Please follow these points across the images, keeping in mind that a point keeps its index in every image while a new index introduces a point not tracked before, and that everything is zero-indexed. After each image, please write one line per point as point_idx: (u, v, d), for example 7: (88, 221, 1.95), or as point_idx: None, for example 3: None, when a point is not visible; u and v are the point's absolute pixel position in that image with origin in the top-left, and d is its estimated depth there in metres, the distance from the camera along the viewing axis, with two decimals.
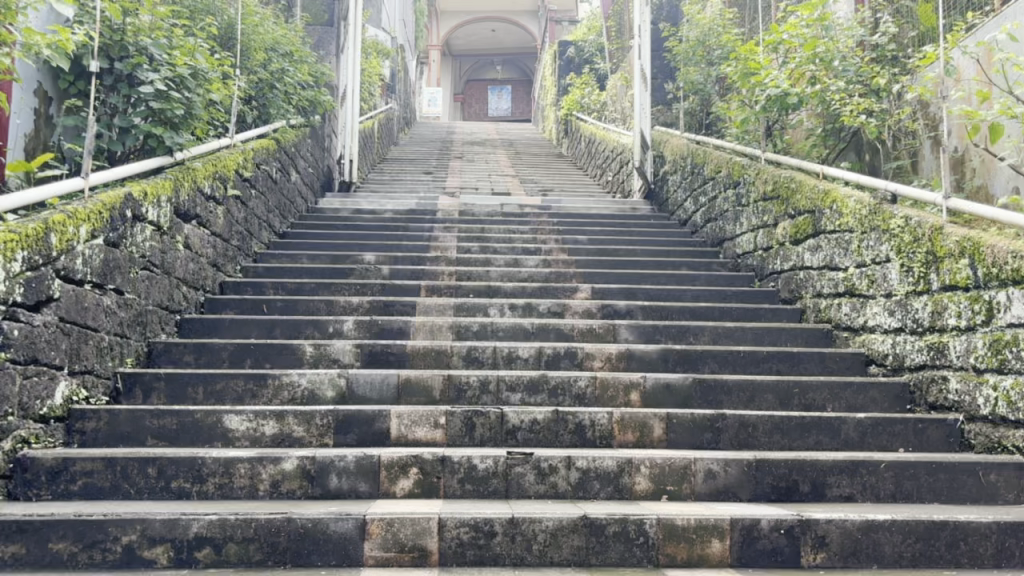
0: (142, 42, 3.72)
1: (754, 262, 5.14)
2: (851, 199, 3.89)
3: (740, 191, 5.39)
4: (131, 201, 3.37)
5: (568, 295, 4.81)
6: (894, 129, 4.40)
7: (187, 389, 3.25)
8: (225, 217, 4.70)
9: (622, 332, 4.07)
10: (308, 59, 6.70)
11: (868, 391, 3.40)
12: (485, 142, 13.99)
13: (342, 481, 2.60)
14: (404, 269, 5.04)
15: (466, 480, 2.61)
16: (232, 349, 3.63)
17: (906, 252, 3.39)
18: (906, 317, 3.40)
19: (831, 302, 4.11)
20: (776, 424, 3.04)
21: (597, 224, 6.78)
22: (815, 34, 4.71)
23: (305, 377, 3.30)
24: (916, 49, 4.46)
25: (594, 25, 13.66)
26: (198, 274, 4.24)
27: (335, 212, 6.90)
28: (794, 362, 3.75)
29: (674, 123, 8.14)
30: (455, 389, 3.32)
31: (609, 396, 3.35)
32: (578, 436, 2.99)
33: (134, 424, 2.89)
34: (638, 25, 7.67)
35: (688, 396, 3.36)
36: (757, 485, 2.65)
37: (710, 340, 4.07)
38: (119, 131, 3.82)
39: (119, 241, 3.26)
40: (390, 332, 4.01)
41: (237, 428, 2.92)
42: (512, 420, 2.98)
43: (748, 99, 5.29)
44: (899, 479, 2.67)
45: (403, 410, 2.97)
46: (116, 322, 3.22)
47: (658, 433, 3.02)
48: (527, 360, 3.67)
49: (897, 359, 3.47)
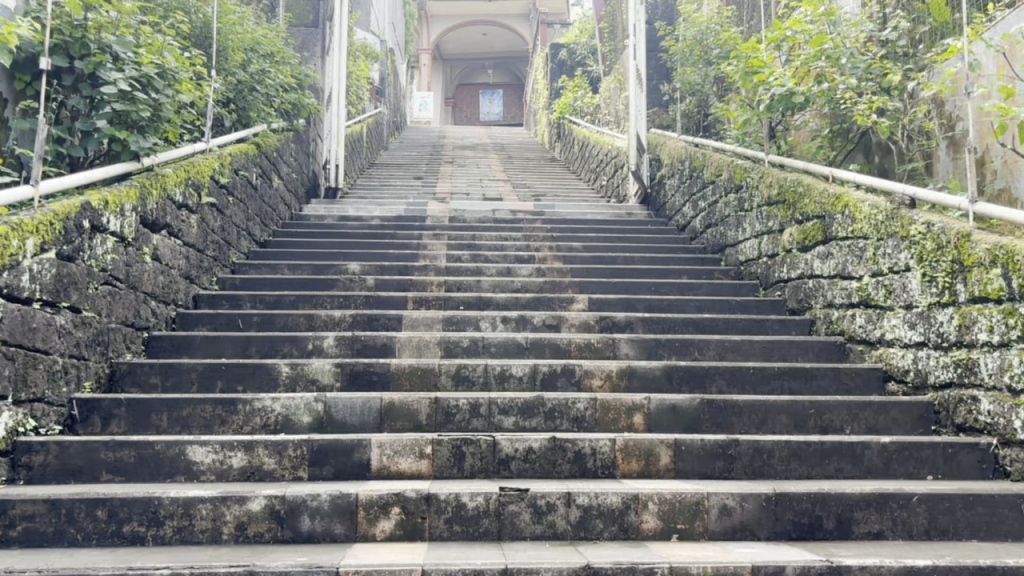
0: (105, 38, 3.47)
1: (759, 269, 4.89)
2: (866, 204, 3.64)
3: (742, 195, 5.15)
4: (91, 210, 3.11)
5: (564, 307, 4.54)
6: (908, 129, 4.15)
7: (150, 416, 2.98)
8: (199, 227, 4.43)
9: (622, 347, 3.81)
10: (291, 60, 6.44)
11: (888, 410, 3.15)
12: (477, 147, 13.74)
13: (315, 522, 2.33)
14: (390, 280, 4.77)
15: (454, 521, 2.35)
16: (202, 370, 3.36)
17: (928, 261, 3.15)
18: (929, 331, 3.15)
19: (843, 313, 3.86)
20: (794, 450, 2.77)
21: (593, 231, 6.53)
22: (821, 30, 4.49)
23: (279, 403, 3.03)
24: (929, 44, 4.21)
25: (586, 27, 13.45)
26: (168, 288, 3.96)
27: (320, 219, 6.63)
28: (808, 379, 3.50)
29: (669, 125, 7.91)
30: (443, 413, 3.05)
31: (611, 418, 3.10)
32: (578, 466, 2.72)
33: (87, 458, 2.61)
34: (633, 24, 7.42)
35: (695, 419, 3.10)
36: (776, 523, 2.39)
37: (716, 354, 3.82)
38: (81, 136, 3.56)
39: (75, 254, 2.98)
40: (374, 349, 3.76)
41: (202, 460, 2.64)
42: (504, 449, 2.71)
43: (750, 99, 5.05)
44: (933, 513, 2.41)
45: (385, 439, 2.70)
46: (71, 343, 2.95)
47: (666, 461, 2.75)
48: (521, 380, 3.42)
49: (920, 376, 3.22)
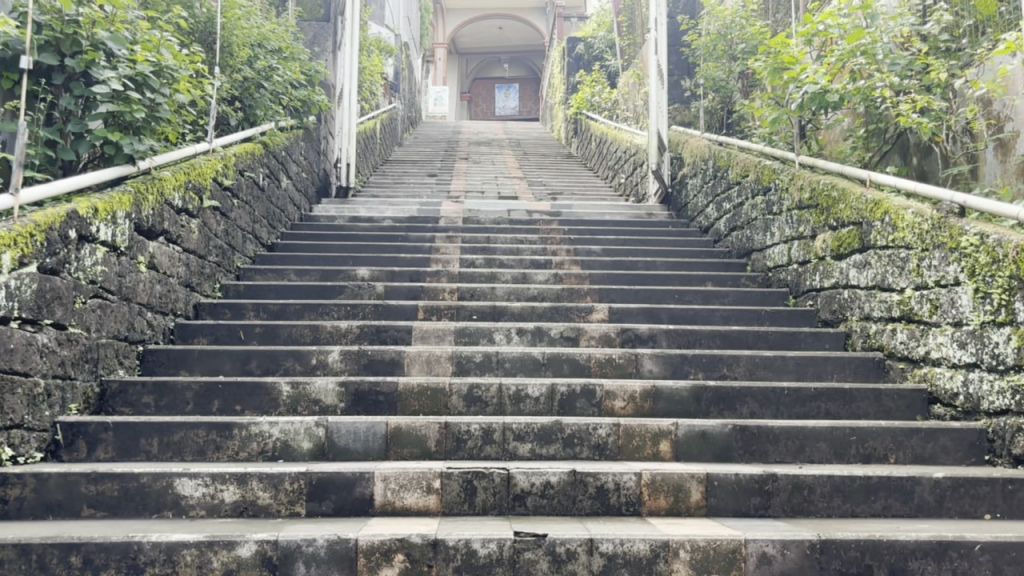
0: (97, 35, 3.27)
1: (789, 277, 4.64)
2: (908, 211, 3.38)
3: (771, 198, 4.90)
4: (78, 219, 2.89)
5: (583, 318, 4.30)
6: (953, 131, 3.87)
7: (139, 441, 2.78)
8: (200, 232, 4.23)
9: (646, 363, 3.58)
10: (300, 56, 6.23)
11: (937, 439, 2.90)
12: (491, 142, 13.49)
13: (311, 571, 2.12)
14: (400, 287, 4.56)
15: (463, 570, 2.13)
16: (197, 390, 3.16)
17: (981, 276, 2.89)
18: (981, 352, 2.89)
19: (883, 328, 3.60)
20: (836, 485, 2.53)
21: (612, 233, 6.30)
22: (856, 24, 4.23)
23: (278, 427, 2.82)
24: (974, 40, 3.94)
25: (603, 20, 13.14)
26: (166, 298, 3.76)
27: (330, 220, 6.43)
28: (847, 400, 3.26)
29: (691, 122, 7.66)
30: (453, 440, 2.83)
31: (635, 446, 2.87)
32: (600, 502, 2.50)
33: (67, 492, 2.40)
34: (654, 17, 7.16)
35: (727, 446, 2.87)
36: (820, 573, 2.17)
37: (746, 371, 3.58)
38: (73, 138, 3.36)
39: (59, 266, 2.77)
40: (382, 364, 3.54)
41: (191, 494, 2.44)
42: (520, 484, 2.49)
43: (779, 96, 4.79)
44: (997, 565, 2.17)
45: (389, 472, 2.48)
46: (55, 362, 2.75)
47: (696, 497, 2.52)
48: (537, 401, 3.21)
49: (972, 400, 2.97)
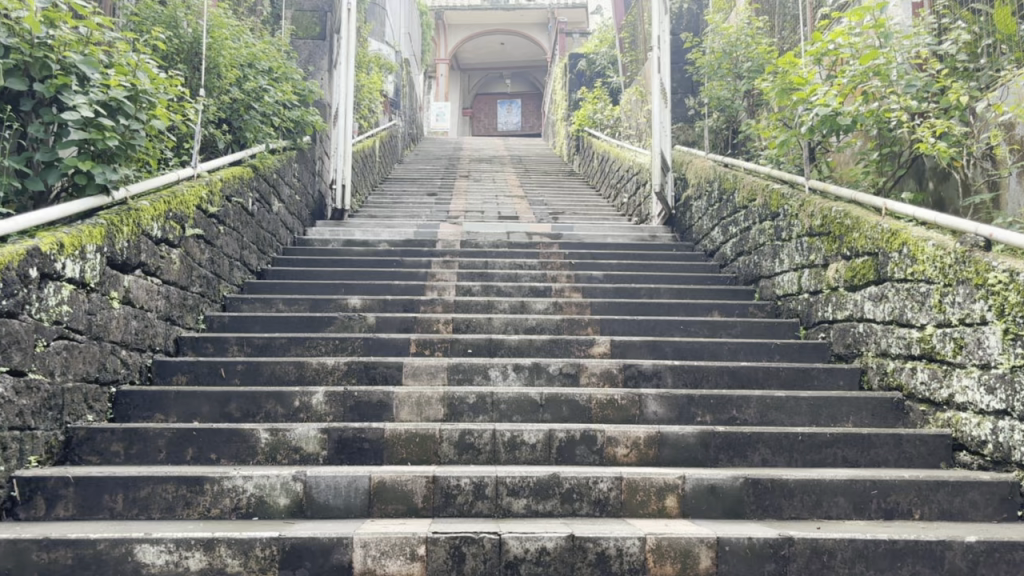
0: (68, 58, 3.07)
1: (799, 306, 4.44)
2: (929, 243, 3.17)
3: (779, 223, 4.70)
4: (40, 256, 2.68)
5: (583, 352, 4.09)
6: (972, 158, 3.66)
7: (103, 497, 2.58)
8: (181, 262, 4.03)
9: (649, 405, 3.37)
10: (293, 76, 6.04)
11: (965, 492, 2.70)
12: (493, 159, 13.32)
13: None
14: (392, 318, 4.36)
15: None
16: (170, 437, 2.96)
17: (1011, 315, 2.67)
18: (1011, 398, 2.67)
19: (901, 366, 3.39)
20: (858, 550, 2.33)
21: (615, 256, 6.10)
22: (869, 44, 4.02)
23: (252, 482, 2.62)
24: (994, 62, 3.74)
25: (604, 35, 12.99)
26: (142, 334, 3.55)
27: (324, 244, 6.23)
28: (864, 446, 3.06)
29: (695, 141, 7.48)
30: (441, 495, 2.63)
31: (638, 501, 2.68)
32: (601, 569, 2.30)
33: (16, 560, 2.19)
34: (657, 35, 6.97)
35: (738, 501, 2.67)
36: None
37: (756, 413, 3.37)
38: (43, 167, 3.15)
39: (17, 308, 2.56)
40: (369, 406, 3.33)
41: (153, 562, 2.23)
42: (514, 550, 2.30)
43: (788, 118, 4.57)
44: None
45: (371, 537, 2.29)
46: (14, 413, 2.53)
47: (706, 562, 2.32)
48: (534, 448, 3.00)
49: (1001, 450, 2.76)
